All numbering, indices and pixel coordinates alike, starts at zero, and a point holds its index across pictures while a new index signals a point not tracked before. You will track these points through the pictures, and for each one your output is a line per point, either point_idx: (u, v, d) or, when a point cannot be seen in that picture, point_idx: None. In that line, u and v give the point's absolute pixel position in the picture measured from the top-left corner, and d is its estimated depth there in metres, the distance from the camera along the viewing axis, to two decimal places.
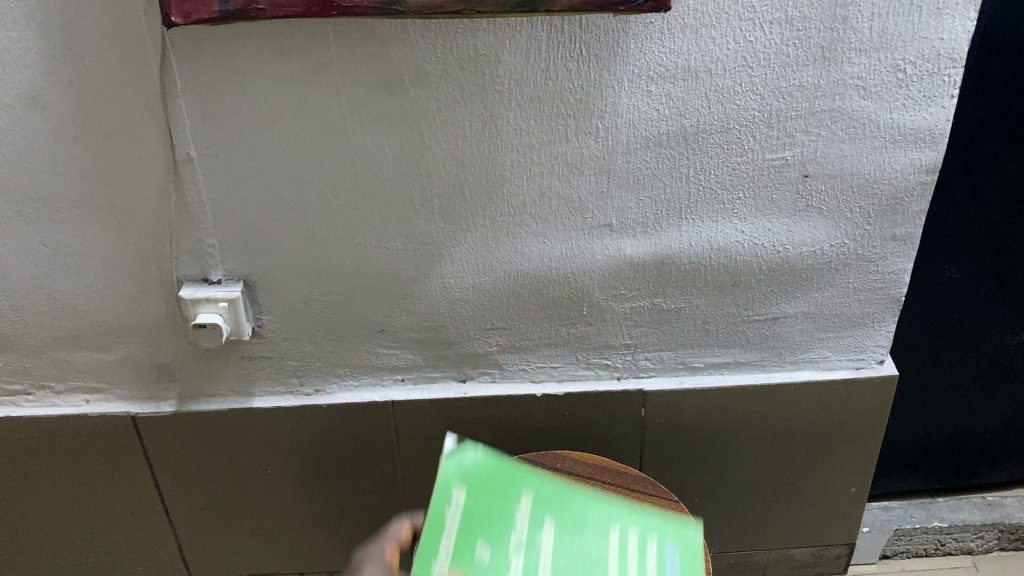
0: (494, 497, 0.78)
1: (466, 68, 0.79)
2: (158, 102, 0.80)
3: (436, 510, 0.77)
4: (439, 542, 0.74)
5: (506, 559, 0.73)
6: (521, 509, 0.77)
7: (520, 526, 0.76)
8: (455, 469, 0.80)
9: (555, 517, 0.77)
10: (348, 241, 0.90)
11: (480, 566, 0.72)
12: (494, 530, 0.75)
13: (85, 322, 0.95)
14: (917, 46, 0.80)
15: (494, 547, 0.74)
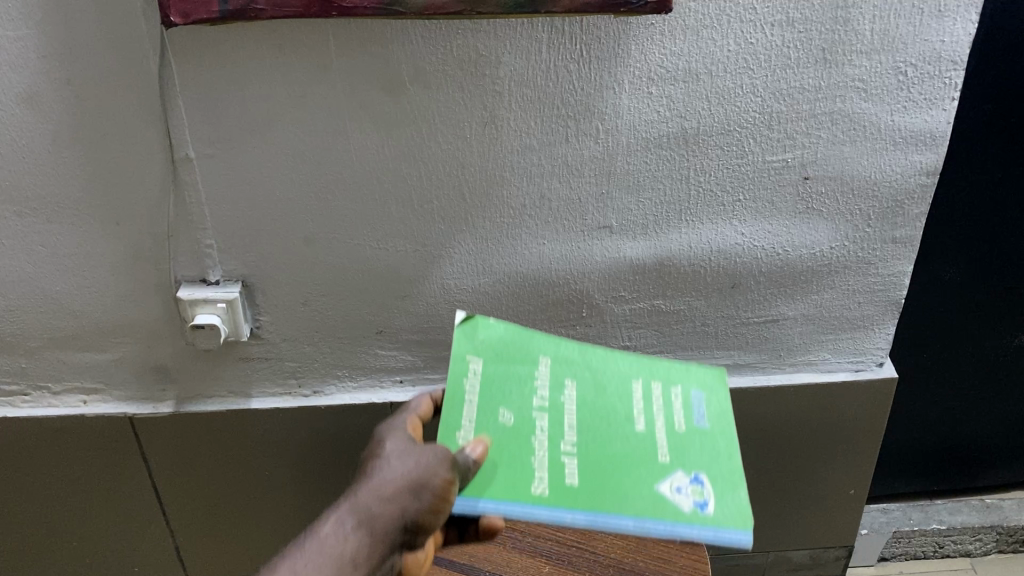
0: (510, 364, 0.74)
1: (465, 69, 0.79)
2: (157, 102, 0.80)
3: (454, 380, 0.72)
4: (462, 410, 0.70)
5: (533, 420, 0.70)
6: (539, 372, 0.75)
7: (542, 389, 0.73)
8: (467, 341, 0.75)
9: (575, 377, 0.75)
10: (347, 243, 0.90)
11: (508, 429, 0.69)
12: (515, 398, 0.72)
13: (82, 323, 0.95)
14: (918, 48, 0.80)
15: (519, 410, 0.71)
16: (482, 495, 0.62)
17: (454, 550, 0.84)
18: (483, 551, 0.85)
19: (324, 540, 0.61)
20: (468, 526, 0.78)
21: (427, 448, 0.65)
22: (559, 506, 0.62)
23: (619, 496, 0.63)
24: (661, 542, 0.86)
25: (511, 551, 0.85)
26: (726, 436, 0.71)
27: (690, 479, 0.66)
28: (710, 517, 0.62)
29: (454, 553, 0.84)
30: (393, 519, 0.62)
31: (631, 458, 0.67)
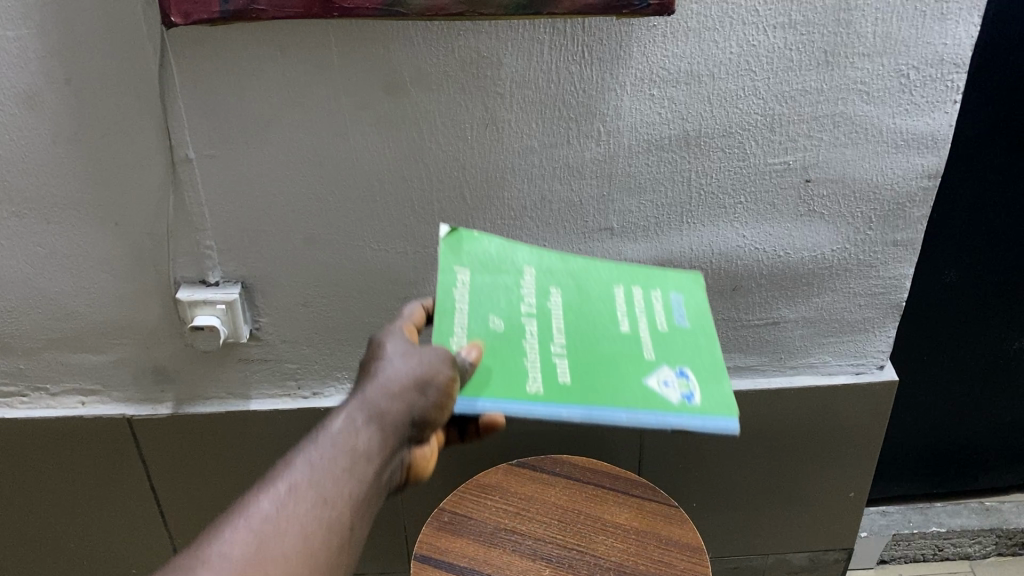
0: (496, 274, 0.75)
1: (467, 70, 0.79)
2: (157, 102, 0.79)
3: (443, 290, 0.71)
4: (454, 318, 0.69)
5: (523, 326, 0.71)
6: (525, 280, 0.75)
7: (528, 296, 0.74)
8: (452, 251, 0.74)
9: (560, 285, 0.76)
10: (347, 244, 0.89)
11: (501, 336, 0.69)
12: (504, 306, 0.72)
13: (81, 324, 0.94)
14: (920, 51, 0.80)
15: (509, 317, 0.71)
16: (481, 396, 0.63)
17: (454, 554, 0.84)
18: (482, 554, 0.84)
19: (337, 433, 0.59)
20: (470, 423, 0.76)
21: (426, 349, 0.65)
22: (555, 402, 0.64)
23: (611, 391, 0.66)
24: (662, 544, 0.86)
25: (511, 554, 0.85)
26: (706, 332, 0.74)
27: (675, 373, 0.69)
28: (698, 405, 0.65)
29: (454, 556, 0.84)
30: (400, 415, 0.62)
31: (618, 358, 0.70)
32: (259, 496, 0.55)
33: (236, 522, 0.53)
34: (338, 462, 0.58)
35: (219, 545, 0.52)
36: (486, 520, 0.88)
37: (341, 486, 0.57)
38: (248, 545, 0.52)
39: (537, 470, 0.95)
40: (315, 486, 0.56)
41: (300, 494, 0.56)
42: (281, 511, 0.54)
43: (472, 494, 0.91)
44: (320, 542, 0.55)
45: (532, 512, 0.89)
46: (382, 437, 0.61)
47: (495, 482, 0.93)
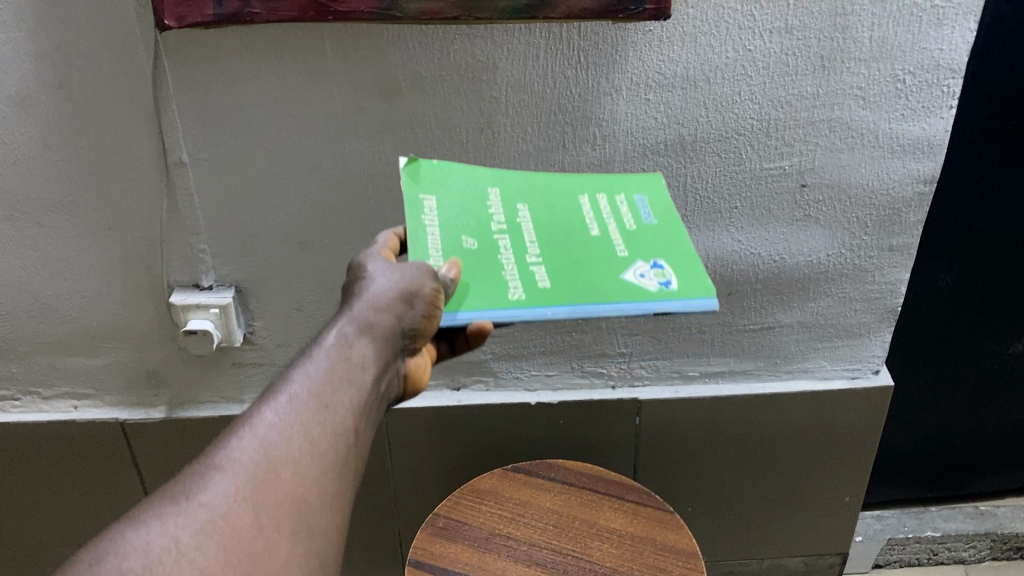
0: (461, 200, 0.71)
1: (463, 74, 0.79)
2: (150, 106, 0.79)
3: (411, 217, 0.68)
4: (425, 238, 0.66)
5: (494, 240, 0.67)
6: (492, 201, 0.72)
7: (496, 215, 0.71)
8: (414, 183, 0.72)
9: (527, 202, 0.73)
10: (342, 249, 0.89)
11: (473, 250, 0.66)
12: (474, 223, 0.68)
13: (74, 328, 0.94)
14: (917, 56, 0.80)
15: (479, 232, 0.68)
16: (461, 307, 0.60)
17: (449, 560, 0.84)
18: (477, 560, 0.84)
19: (329, 346, 0.56)
20: (459, 334, 0.70)
21: (408, 263, 0.62)
22: (536, 304, 0.60)
23: (591, 287, 0.62)
24: (657, 550, 0.86)
25: (506, 560, 0.84)
26: (676, 223, 0.70)
27: (650, 264, 0.65)
28: (679, 290, 0.61)
29: (449, 562, 0.84)
30: (390, 327, 0.59)
31: (591, 257, 0.66)
32: (261, 407, 0.52)
33: (240, 433, 0.51)
34: (335, 372, 0.55)
35: (225, 456, 0.49)
36: (481, 525, 0.88)
37: (341, 394, 0.54)
38: (256, 453, 0.49)
39: (532, 475, 0.94)
40: (316, 394, 0.53)
41: (302, 403, 0.53)
42: (286, 418, 0.51)
43: (467, 499, 0.91)
44: (327, 448, 0.52)
45: (528, 517, 0.89)
46: (373, 349, 0.58)
47: (490, 487, 0.92)
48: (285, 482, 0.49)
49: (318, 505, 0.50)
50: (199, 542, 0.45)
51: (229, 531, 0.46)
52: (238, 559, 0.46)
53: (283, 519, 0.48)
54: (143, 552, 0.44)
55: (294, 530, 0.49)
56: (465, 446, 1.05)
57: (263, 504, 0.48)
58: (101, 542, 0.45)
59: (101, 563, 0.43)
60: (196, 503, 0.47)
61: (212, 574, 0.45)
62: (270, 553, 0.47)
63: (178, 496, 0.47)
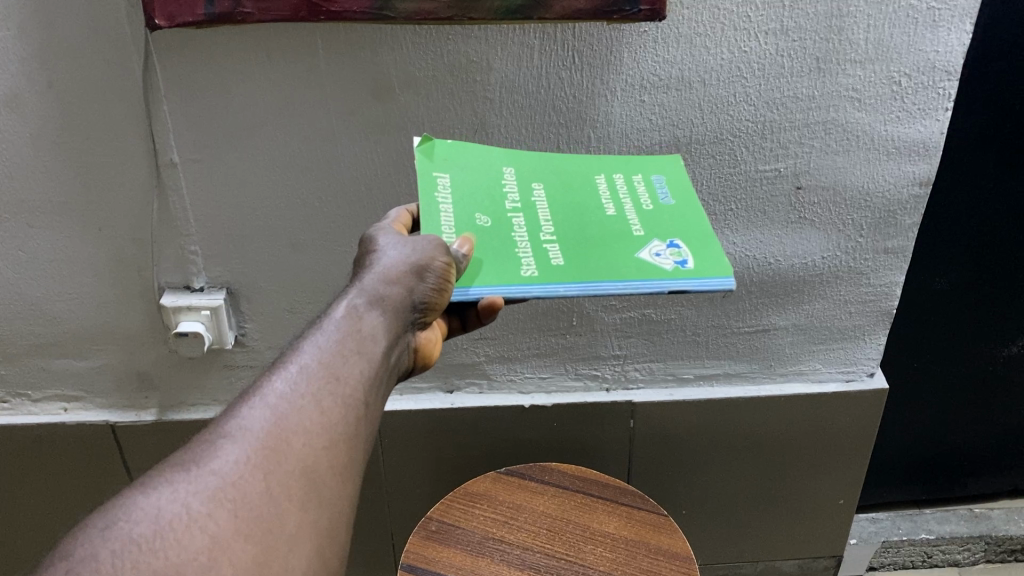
0: (475, 177, 0.71)
1: (456, 75, 0.78)
2: (141, 106, 0.78)
3: (424, 193, 0.68)
4: (439, 217, 0.66)
5: (509, 217, 0.68)
6: (506, 178, 0.72)
7: (511, 193, 0.71)
8: (427, 160, 0.72)
9: (542, 180, 0.73)
10: (334, 251, 0.88)
11: (487, 228, 0.66)
12: (486, 202, 0.69)
13: (63, 330, 0.93)
14: (912, 58, 0.79)
15: (493, 210, 0.68)
16: (473, 283, 0.61)
17: (442, 564, 0.83)
18: (470, 564, 0.83)
19: (340, 317, 0.55)
20: (470, 310, 0.71)
21: (418, 238, 0.62)
22: (549, 282, 0.61)
23: (604, 266, 0.63)
24: (651, 554, 0.85)
25: (499, 565, 0.84)
26: (693, 202, 0.70)
27: (666, 243, 0.65)
28: (694, 269, 0.62)
29: (442, 567, 0.83)
30: (401, 298, 0.58)
31: (607, 234, 0.66)
32: (270, 378, 0.50)
33: (250, 403, 0.48)
34: (346, 343, 0.53)
35: (235, 426, 0.47)
36: (474, 529, 0.87)
37: (352, 364, 0.52)
38: (267, 422, 0.47)
39: (526, 478, 0.94)
40: (327, 365, 0.51)
41: (314, 372, 0.50)
42: (297, 388, 0.49)
43: (461, 503, 0.90)
44: (340, 418, 0.49)
45: (521, 521, 0.89)
46: (385, 320, 0.56)
47: (484, 491, 0.92)
48: (297, 450, 0.47)
49: (332, 477, 0.48)
50: (209, 510, 0.43)
51: (241, 500, 0.44)
52: (250, 528, 0.43)
53: (295, 489, 0.46)
54: (152, 520, 0.41)
55: (307, 500, 0.46)
56: (458, 448, 1.05)
57: (275, 472, 0.45)
58: (107, 511, 0.42)
59: (110, 532, 0.41)
60: (206, 472, 0.44)
61: (224, 543, 0.42)
62: (282, 524, 0.44)
63: (186, 466, 0.45)
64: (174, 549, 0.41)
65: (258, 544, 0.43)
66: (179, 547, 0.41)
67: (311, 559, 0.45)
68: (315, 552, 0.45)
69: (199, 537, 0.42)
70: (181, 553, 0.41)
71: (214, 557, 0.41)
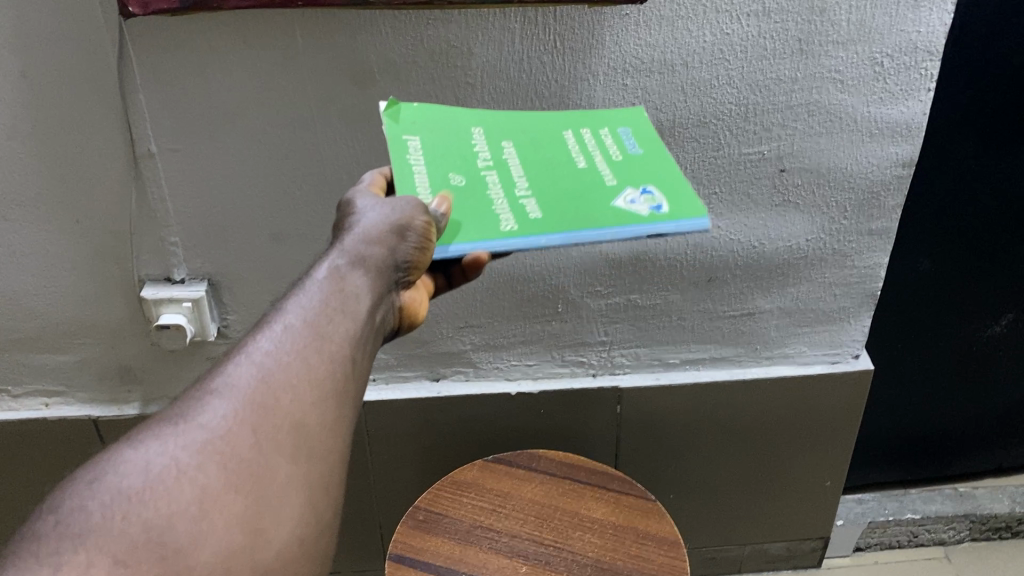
0: (446, 139, 0.70)
1: (436, 60, 0.77)
2: (116, 95, 0.77)
3: (396, 158, 0.67)
4: (414, 179, 0.65)
5: (481, 175, 0.66)
6: (476, 138, 0.71)
7: (482, 151, 0.69)
8: (394, 126, 0.70)
9: (512, 138, 0.71)
10: (315, 241, 0.87)
11: (460, 186, 0.65)
12: (459, 163, 0.67)
13: (41, 324, 0.92)
14: (895, 39, 0.79)
15: (467, 170, 0.66)
16: (453, 241, 0.59)
17: (431, 553, 0.83)
18: (458, 553, 0.83)
19: (322, 279, 0.54)
20: (454, 267, 0.70)
21: (403, 196, 0.61)
22: (529, 234, 0.59)
23: (583, 214, 0.61)
24: (639, 539, 0.85)
25: (488, 553, 0.84)
26: (662, 152, 0.70)
27: (640, 189, 0.64)
28: (669, 212, 0.61)
29: (430, 556, 0.83)
30: (383, 258, 0.58)
31: (580, 185, 0.65)
32: (255, 336, 0.49)
33: (236, 359, 0.48)
34: (331, 300, 0.53)
35: (222, 382, 0.46)
36: (462, 518, 0.87)
37: (338, 321, 0.52)
38: (253, 378, 0.47)
39: (514, 465, 0.93)
40: (312, 322, 0.50)
41: (299, 330, 0.50)
42: (283, 345, 0.49)
43: (449, 491, 0.90)
44: (328, 373, 0.49)
45: (509, 509, 0.88)
46: (370, 281, 0.56)
47: (471, 479, 0.91)
48: (286, 407, 0.46)
49: (321, 431, 0.47)
50: (198, 462, 0.42)
51: (230, 452, 0.43)
52: (240, 480, 0.43)
53: (285, 442, 0.45)
54: (141, 471, 0.41)
55: (297, 453, 0.45)
56: (445, 437, 1.04)
57: (263, 427, 0.45)
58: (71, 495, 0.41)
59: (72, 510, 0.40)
60: (192, 426, 0.44)
61: (215, 494, 0.42)
62: (273, 475, 0.44)
63: (172, 423, 0.44)
64: (164, 499, 0.41)
65: (248, 495, 0.43)
66: (170, 498, 0.41)
67: (304, 510, 0.45)
68: (306, 516, 0.45)
69: (187, 489, 0.41)
70: (172, 504, 0.41)
71: (204, 507, 0.41)
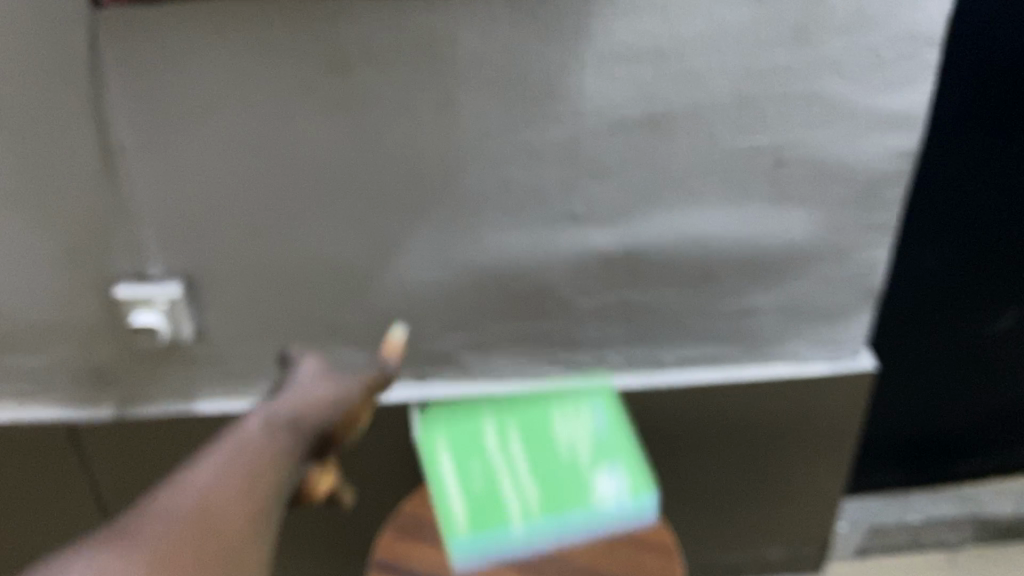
0: None
1: (419, 48, 0.74)
2: (85, 86, 0.74)
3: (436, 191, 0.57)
4: None
5: None
6: None
7: None
8: None
9: None
10: (295, 236, 0.85)
11: None
12: None
13: (13, 324, 0.89)
14: (895, 27, 0.76)
15: None
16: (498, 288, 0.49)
17: None
18: None
19: (258, 424, 0.56)
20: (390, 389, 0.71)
21: (340, 369, 0.65)
22: None
23: None
24: None
25: None
26: None
27: None
28: None
29: None
30: (311, 418, 0.58)
31: None
32: (227, 433, 0.55)
33: (225, 434, 0.55)
34: (286, 419, 0.57)
35: (217, 451, 0.53)
36: (449, 523, 0.84)
37: (281, 436, 0.56)
38: (238, 450, 0.53)
39: (503, 468, 0.90)
40: (270, 434, 0.55)
41: (261, 433, 0.55)
42: (255, 433, 0.55)
43: (436, 495, 0.87)
44: (280, 469, 0.54)
45: (498, 513, 0.85)
46: (290, 439, 0.56)
47: (459, 482, 0.89)
48: (260, 479, 0.52)
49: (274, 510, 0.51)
50: (180, 517, 0.47)
51: (205, 517, 0.48)
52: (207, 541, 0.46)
53: (248, 515, 0.49)
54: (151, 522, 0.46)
55: (256, 523, 0.49)
56: None
57: (230, 499, 0.50)
58: None
59: None
60: (195, 474, 0.51)
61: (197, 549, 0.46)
62: (238, 541, 0.48)
63: (184, 474, 0.51)
64: (166, 539, 0.45)
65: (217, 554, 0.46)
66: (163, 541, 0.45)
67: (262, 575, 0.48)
68: None
69: (133, 564, 0.43)
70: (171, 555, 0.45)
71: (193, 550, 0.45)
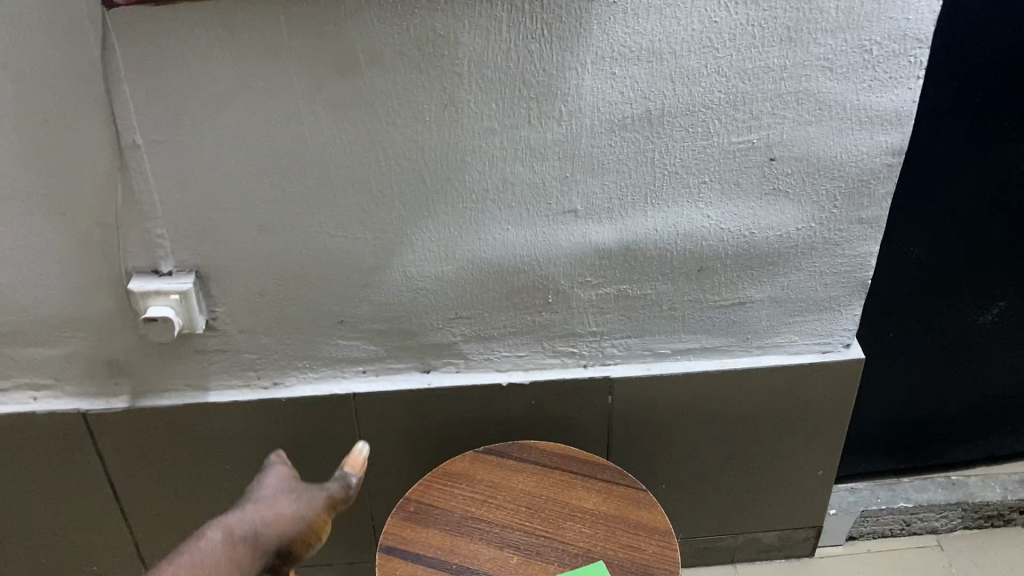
0: None
1: (423, 49, 0.77)
2: (101, 86, 0.77)
3: None
4: None
5: None
6: None
7: None
8: None
9: None
10: (303, 232, 0.87)
11: None
12: None
13: (29, 317, 0.92)
14: (883, 26, 0.79)
15: None
16: None
17: (421, 545, 0.83)
18: (449, 544, 0.83)
19: (215, 537, 0.64)
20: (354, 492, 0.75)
21: (305, 488, 0.73)
22: None
23: None
24: (630, 529, 0.85)
25: (478, 543, 0.84)
26: None
27: None
28: None
29: (420, 548, 0.83)
30: (268, 534, 0.66)
31: None
32: (183, 546, 0.63)
33: (183, 546, 0.63)
34: (240, 538, 0.64)
35: (168, 562, 0.61)
36: (452, 509, 0.87)
37: (233, 554, 0.63)
38: (188, 563, 0.60)
39: (504, 457, 0.93)
40: (223, 552, 0.63)
41: (217, 547, 0.63)
42: (208, 546, 0.63)
43: (439, 482, 0.90)
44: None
45: (500, 500, 0.88)
46: (246, 553, 0.64)
47: (462, 470, 0.91)
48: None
49: None
50: None
51: None
52: None
53: None
54: None
55: None
56: (436, 430, 1.04)
57: None
58: None
59: None
60: None
61: None
62: None
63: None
64: None
65: None
66: None
67: None
68: None
69: None
70: None
71: None
